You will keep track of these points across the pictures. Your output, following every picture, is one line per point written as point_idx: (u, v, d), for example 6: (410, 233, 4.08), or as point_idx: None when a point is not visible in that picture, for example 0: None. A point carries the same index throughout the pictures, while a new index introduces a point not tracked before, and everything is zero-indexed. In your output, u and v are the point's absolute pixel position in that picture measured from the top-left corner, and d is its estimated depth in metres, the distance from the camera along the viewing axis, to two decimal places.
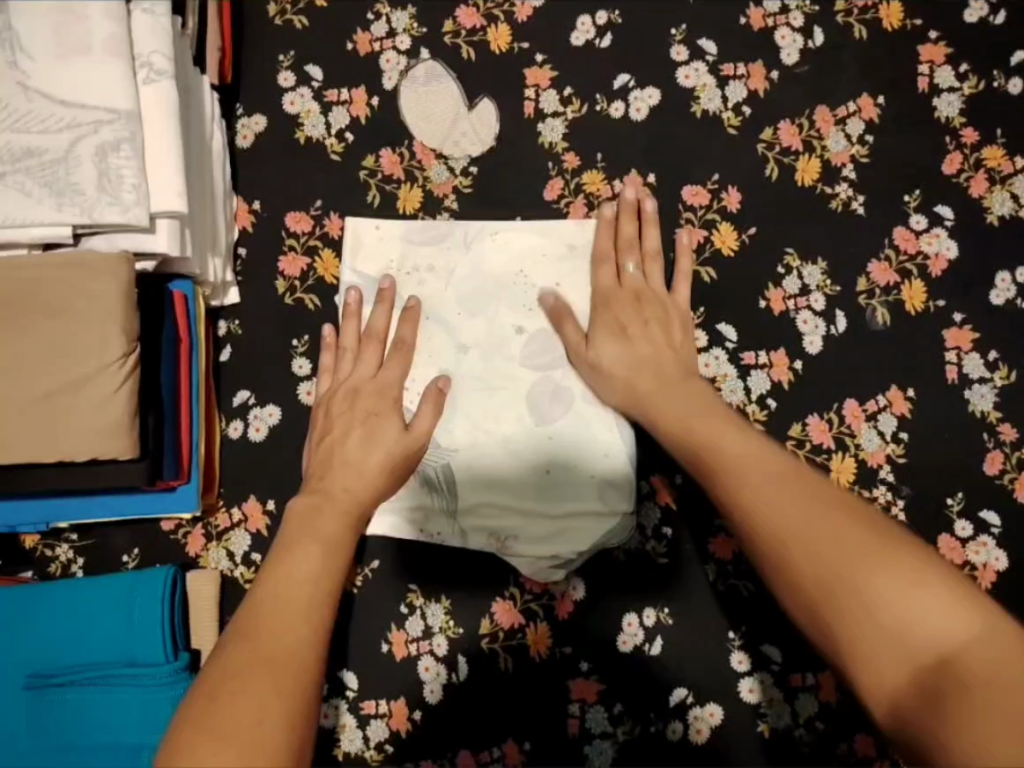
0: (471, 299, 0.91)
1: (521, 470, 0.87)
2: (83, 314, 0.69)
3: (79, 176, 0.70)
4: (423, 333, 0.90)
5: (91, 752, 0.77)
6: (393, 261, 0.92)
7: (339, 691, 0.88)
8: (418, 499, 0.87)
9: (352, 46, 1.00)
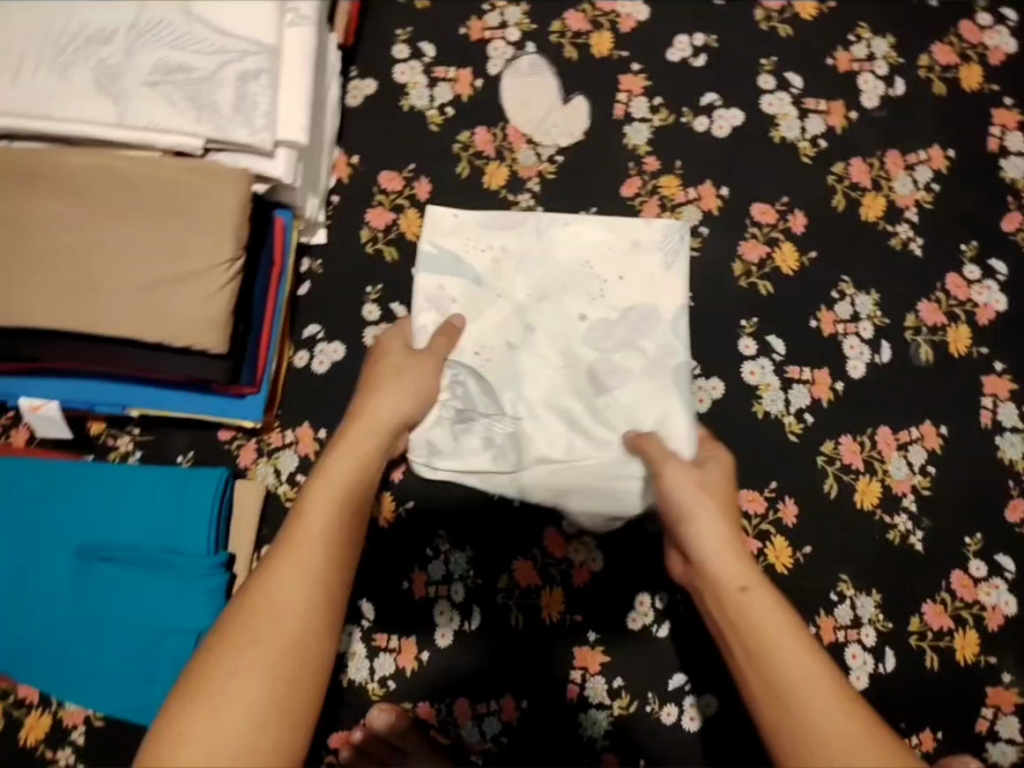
0: (540, 283, 0.94)
1: (582, 434, 0.88)
2: (201, 214, 0.75)
3: (220, 97, 0.77)
4: (491, 307, 0.94)
5: (121, 627, 0.80)
6: (468, 241, 0.95)
7: (355, 620, 0.90)
8: (476, 459, 0.89)
9: (465, 31, 1.08)
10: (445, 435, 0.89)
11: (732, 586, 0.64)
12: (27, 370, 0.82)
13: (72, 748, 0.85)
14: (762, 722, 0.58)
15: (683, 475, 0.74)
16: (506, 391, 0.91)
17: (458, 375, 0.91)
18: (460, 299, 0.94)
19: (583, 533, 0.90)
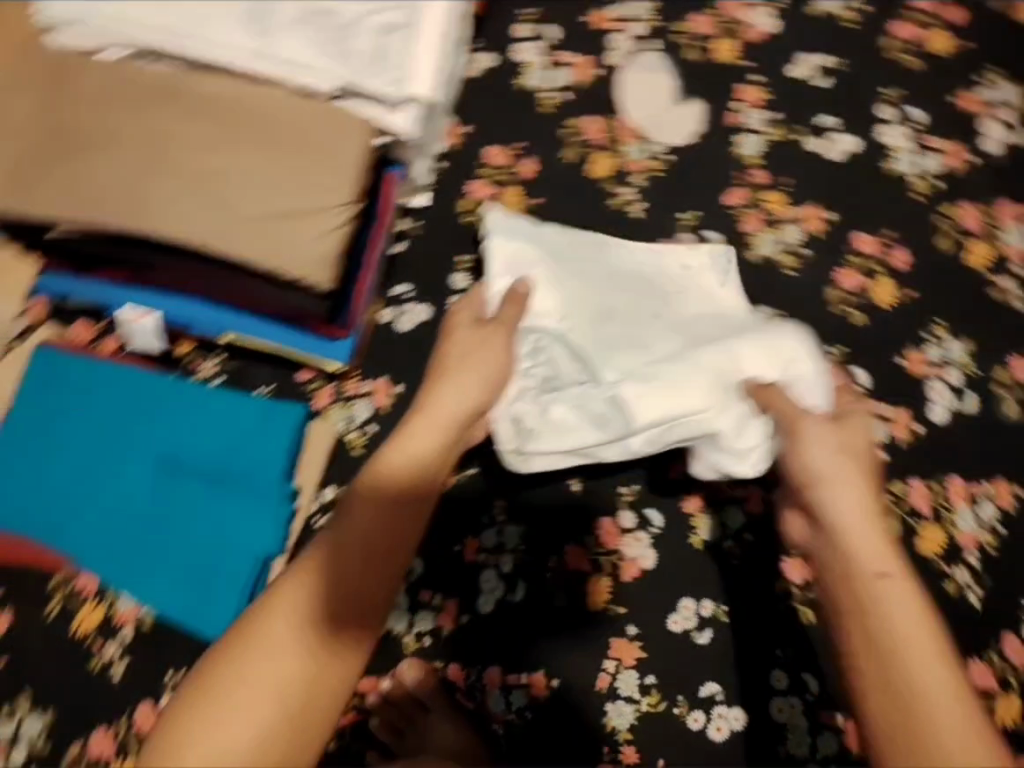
0: (609, 276, 0.89)
1: (700, 387, 0.79)
2: (330, 155, 0.77)
3: (361, 44, 0.80)
4: (569, 282, 0.87)
5: (191, 541, 0.86)
6: (529, 232, 0.89)
7: (402, 573, 0.92)
8: (576, 432, 0.81)
9: (590, 20, 1.09)
10: (533, 412, 0.82)
11: (870, 575, 0.64)
12: (139, 282, 0.87)
13: (120, 645, 0.84)
14: (870, 713, 0.59)
15: (827, 454, 0.71)
16: (601, 357, 0.83)
17: (542, 342, 0.84)
18: (538, 269, 0.86)
19: (638, 528, 0.91)
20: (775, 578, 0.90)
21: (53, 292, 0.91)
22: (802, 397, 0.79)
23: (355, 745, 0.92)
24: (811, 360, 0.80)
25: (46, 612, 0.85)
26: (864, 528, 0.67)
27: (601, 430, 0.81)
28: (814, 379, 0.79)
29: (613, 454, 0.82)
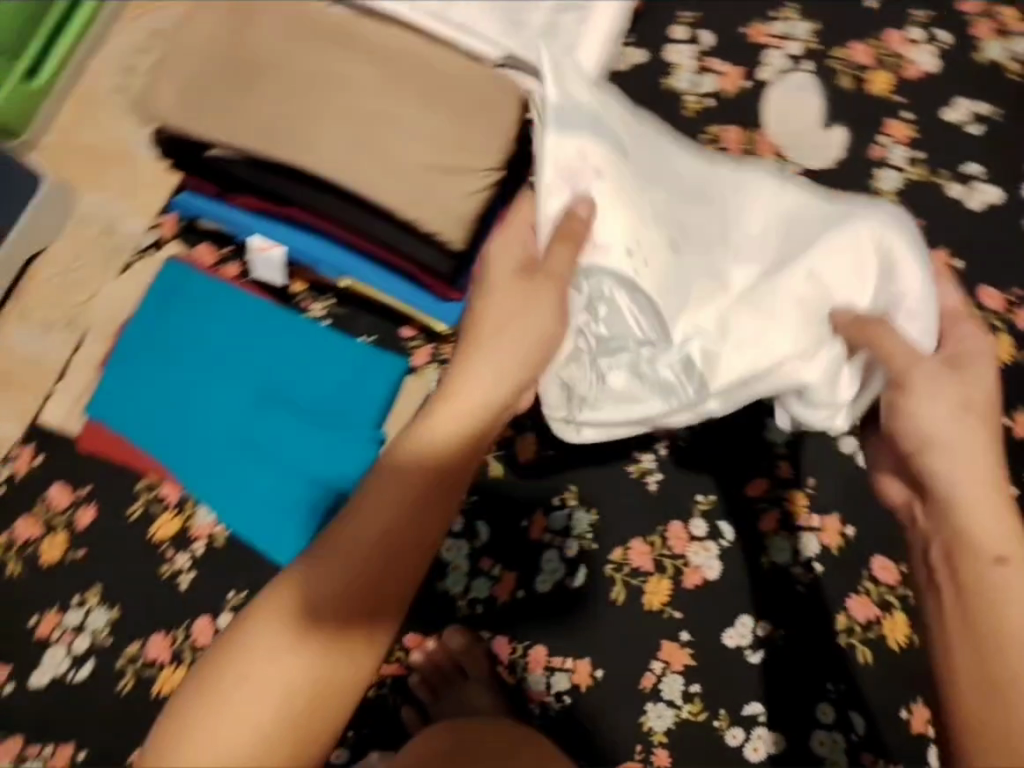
0: (674, 199, 0.76)
1: (787, 339, 0.70)
2: (491, 123, 0.78)
3: (527, 17, 0.84)
4: (628, 203, 0.73)
5: (282, 467, 0.88)
6: (601, 122, 0.73)
7: (468, 536, 0.93)
8: (644, 395, 0.73)
9: (746, 32, 1.07)
10: (587, 376, 0.73)
11: (986, 560, 0.60)
12: (269, 210, 0.84)
13: (189, 558, 0.89)
14: (959, 689, 0.59)
15: (956, 425, 0.63)
16: (670, 310, 0.73)
17: (602, 291, 0.72)
18: (603, 178, 0.72)
19: (708, 538, 0.91)
20: (839, 611, 0.88)
21: (187, 210, 0.89)
22: (908, 331, 0.68)
23: (393, 696, 0.94)
24: (912, 262, 0.69)
25: (129, 511, 0.89)
26: (980, 501, 0.62)
27: (668, 400, 0.73)
28: (921, 301, 0.69)
29: (686, 417, 0.74)
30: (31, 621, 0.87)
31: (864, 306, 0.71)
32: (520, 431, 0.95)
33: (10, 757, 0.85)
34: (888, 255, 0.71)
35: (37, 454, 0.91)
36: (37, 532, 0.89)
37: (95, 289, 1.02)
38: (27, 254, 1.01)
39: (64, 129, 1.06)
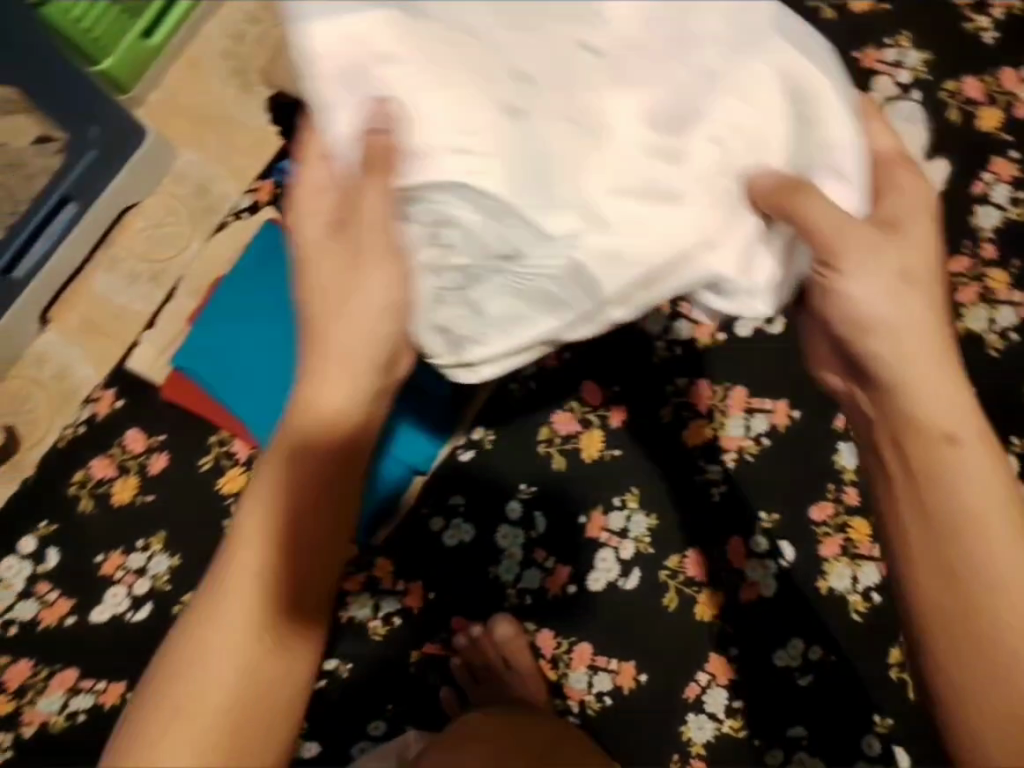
0: (484, 31, 0.50)
1: (691, 229, 0.50)
2: None
3: None
4: (426, 48, 0.49)
5: None
6: None
7: (525, 526, 0.93)
8: (527, 308, 0.53)
9: (857, 56, 0.96)
10: (461, 313, 0.54)
11: (936, 441, 0.53)
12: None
13: None
14: (930, 617, 0.53)
15: (890, 293, 0.53)
16: (531, 202, 0.49)
17: (435, 212, 0.51)
18: (400, 49, 0.48)
19: (767, 555, 0.90)
20: (892, 643, 0.88)
21: None
22: (829, 191, 0.53)
23: (432, 676, 0.93)
24: (830, 95, 0.51)
25: (199, 462, 0.92)
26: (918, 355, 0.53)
27: (558, 313, 0.53)
28: (849, 153, 0.52)
29: (586, 325, 0.54)
30: (98, 557, 0.90)
31: (782, 162, 0.51)
32: (585, 427, 0.93)
33: (66, 687, 0.87)
34: (799, 89, 0.51)
35: (117, 398, 0.93)
36: (112, 472, 0.91)
37: (179, 248, 1.06)
38: (122, 207, 1.05)
39: (171, 91, 1.08)
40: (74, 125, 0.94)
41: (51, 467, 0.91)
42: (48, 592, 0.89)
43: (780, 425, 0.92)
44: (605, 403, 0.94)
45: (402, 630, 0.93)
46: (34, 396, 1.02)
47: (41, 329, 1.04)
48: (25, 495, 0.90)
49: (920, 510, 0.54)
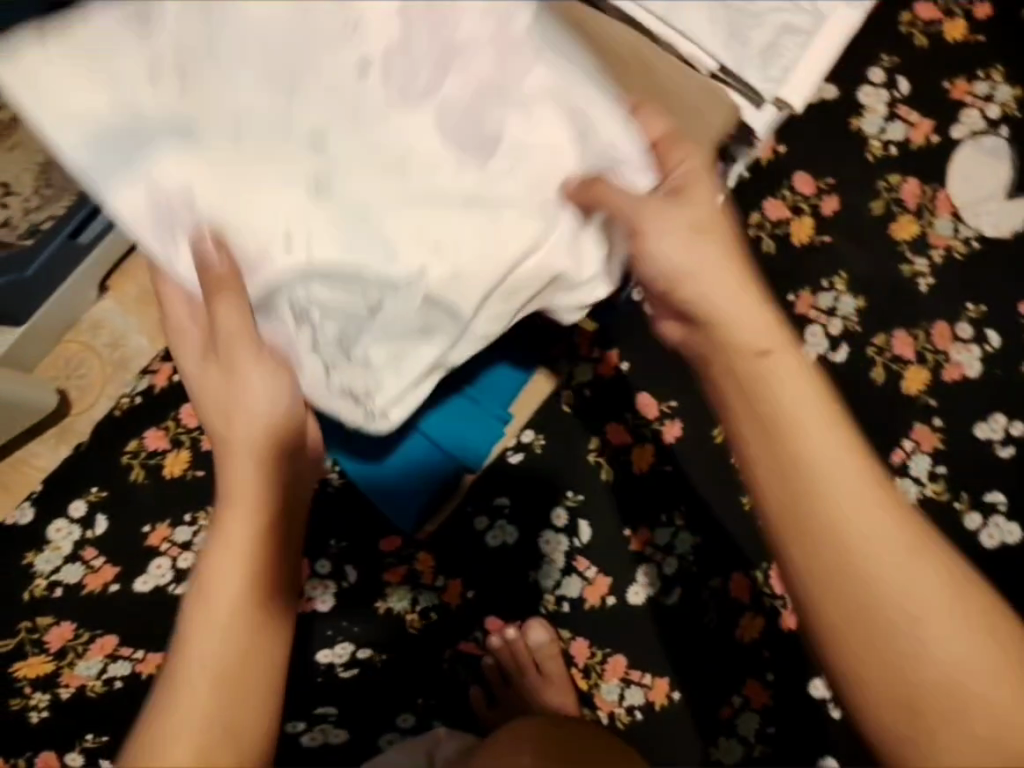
0: (241, 76, 0.52)
1: (495, 248, 0.53)
2: None
3: (754, 34, 0.78)
4: (230, 187, 0.52)
5: None
6: (134, 111, 0.52)
7: (569, 534, 0.92)
8: (409, 355, 0.55)
9: (946, 87, 0.95)
10: (349, 369, 0.55)
11: (786, 433, 0.47)
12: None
13: None
14: (823, 637, 0.47)
15: (728, 297, 0.51)
16: (377, 259, 0.52)
17: (300, 303, 0.53)
18: (180, 158, 0.51)
19: None
20: None
21: None
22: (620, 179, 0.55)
23: (464, 673, 0.93)
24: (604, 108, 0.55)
25: None
26: (745, 323, 0.50)
27: (434, 349, 0.55)
28: (633, 154, 0.55)
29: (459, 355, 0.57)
30: (144, 528, 0.91)
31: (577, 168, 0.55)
32: (637, 439, 0.93)
33: (105, 653, 0.89)
34: (581, 113, 0.55)
35: (174, 370, 0.93)
36: (165, 445, 0.92)
37: None
38: None
39: None
40: None
41: (106, 433, 0.92)
42: (94, 559, 0.90)
43: None
44: (660, 416, 0.93)
45: (438, 625, 0.92)
46: (88, 361, 1.04)
47: (100, 295, 1.05)
48: (78, 460, 0.91)
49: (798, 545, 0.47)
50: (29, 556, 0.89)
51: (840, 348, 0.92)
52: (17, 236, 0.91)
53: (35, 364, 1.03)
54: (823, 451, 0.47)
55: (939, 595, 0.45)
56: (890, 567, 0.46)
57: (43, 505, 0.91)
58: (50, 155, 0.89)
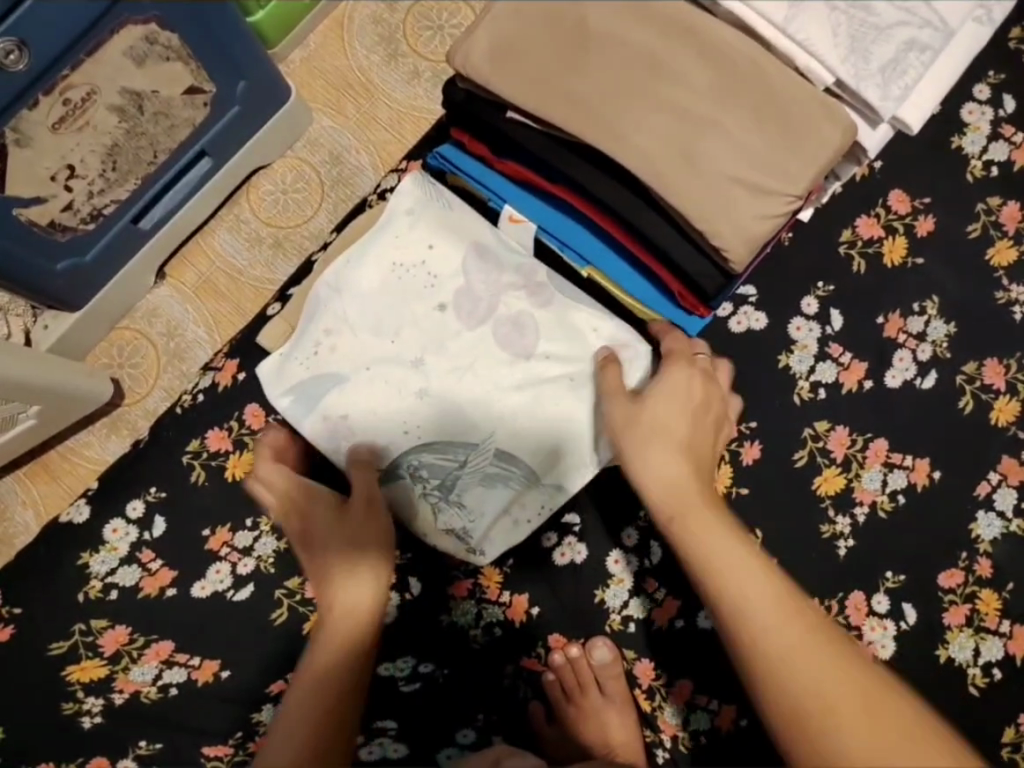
0: (365, 337, 0.85)
1: (549, 433, 0.84)
2: (809, 148, 0.74)
3: (877, 50, 0.75)
4: (367, 394, 0.84)
5: None
6: (309, 368, 0.85)
7: (640, 554, 0.90)
8: (496, 495, 0.85)
9: None
10: (456, 511, 0.86)
11: (710, 554, 0.68)
12: (524, 179, 0.83)
13: None
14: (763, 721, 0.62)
15: (667, 461, 0.74)
16: (476, 440, 0.84)
17: (415, 469, 0.85)
18: (337, 403, 0.85)
19: (890, 616, 0.87)
20: (1010, 722, 0.84)
21: (436, 165, 0.89)
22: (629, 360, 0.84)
23: (523, 689, 0.91)
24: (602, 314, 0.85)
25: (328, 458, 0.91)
26: (674, 476, 0.73)
27: (511, 490, 0.85)
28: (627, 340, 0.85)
29: (528, 508, 0.86)
30: (204, 531, 0.89)
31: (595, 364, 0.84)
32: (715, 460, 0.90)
33: (159, 658, 0.86)
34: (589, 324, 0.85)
35: (239, 369, 0.92)
36: (227, 447, 0.90)
37: (307, 215, 1.06)
38: (257, 165, 1.04)
39: (313, 51, 1.08)
40: (223, 79, 0.90)
41: (168, 432, 0.91)
42: (151, 561, 0.89)
43: (918, 483, 0.88)
44: (739, 437, 0.90)
45: (500, 641, 0.89)
46: (141, 349, 1.02)
47: (156, 283, 1.04)
48: (137, 459, 0.91)
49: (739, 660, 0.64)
50: (85, 556, 0.89)
51: (929, 375, 0.90)
52: (79, 221, 0.89)
53: (88, 352, 1.02)
54: (735, 555, 0.68)
55: (855, 705, 0.59)
56: (795, 656, 0.62)
57: (100, 505, 0.90)
58: (120, 139, 0.86)
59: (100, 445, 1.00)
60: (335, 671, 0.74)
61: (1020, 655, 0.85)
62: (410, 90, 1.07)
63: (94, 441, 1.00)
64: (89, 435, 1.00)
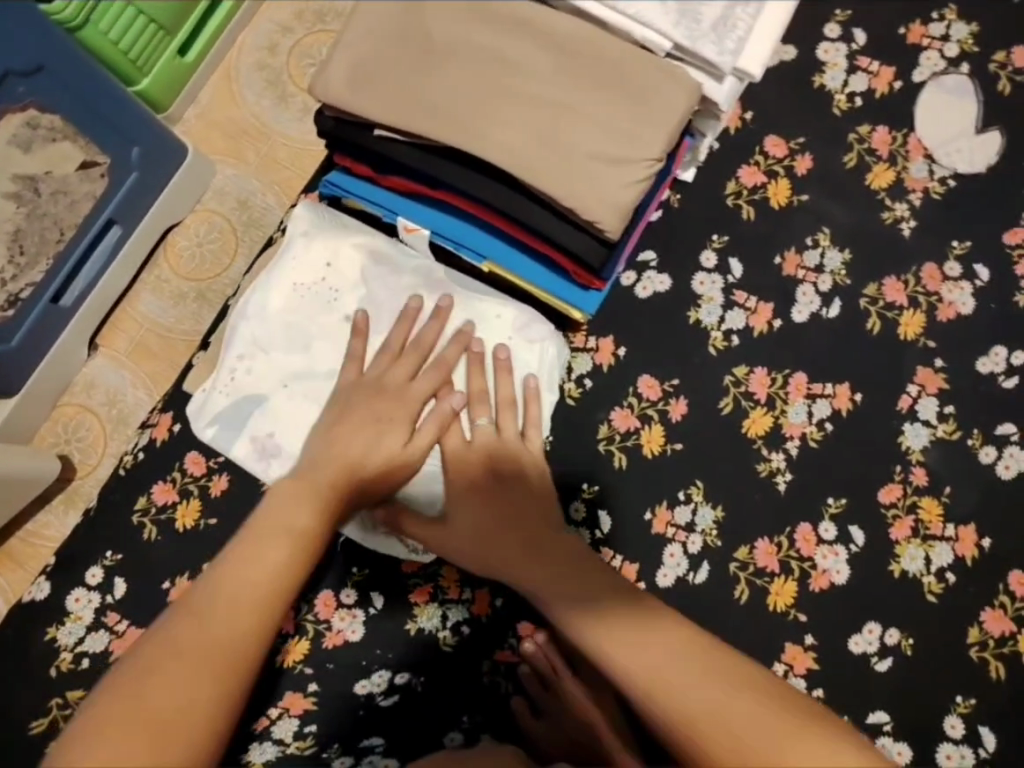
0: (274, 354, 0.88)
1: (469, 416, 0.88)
2: (658, 113, 0.77)
3: (704, 9, 0.79)
4: (289, 408, 0.87)
5: None
6: (229, 394, 0.88)
7: (590, 526, 0.91)
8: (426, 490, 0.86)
9: (903, 32, 0.98)
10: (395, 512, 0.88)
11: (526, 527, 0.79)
12: (409, 190, 0.87)
13: None
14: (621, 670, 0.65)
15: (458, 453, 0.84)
16: None
17: None
18: (262, 424, 0.87)
19: (838, 540, 0.88)
20: (972, 622, 0.86)
21: (329, 193, 0.92)
22: (527, 333, 0.89)
23: (505, 685, 0.92)
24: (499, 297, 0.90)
25: None
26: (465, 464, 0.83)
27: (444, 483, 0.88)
28: (524, 316, 0.89)
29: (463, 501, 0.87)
30: (164, 585, 0.91)
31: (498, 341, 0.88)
32: (644, 422, 0.92)
33: None
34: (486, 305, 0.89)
35: (174, 421, 0.94)
36: (173, 497, 0.92)
37: (224, 264, 1.09)
38: (168, 226, 1.07)
39: (206, 107, 1.13)
40: (116, 148, 0.94)
41: (118, 494, 0.94)
42: (118, 624, 0.90)
43: (842, 409, 0.91)
44: (664, 397, 0.93)
45: (470, 639, 0.91)
46: (84, 422, 1.06)
47: (89, 355, 1.07)
48: (91, 527, 0.94)
49: (655, 685, 0.63)
50: (52, 631, 0.91)
51: (833, 303, 0.93)
52: None
53: (34, 432, 1.05)
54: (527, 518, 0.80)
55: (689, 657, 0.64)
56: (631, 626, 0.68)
57: (60, 580, 0.93)
58: (22, 223, 0.89)
59: (59, 523, 1.03)
60: (186, 719, 0.56)
61: (969, 557, 0.87)
62: (301, 127, 1.12)
63: (53, 519, 1.03)
64: (47, 514, 1.03)
